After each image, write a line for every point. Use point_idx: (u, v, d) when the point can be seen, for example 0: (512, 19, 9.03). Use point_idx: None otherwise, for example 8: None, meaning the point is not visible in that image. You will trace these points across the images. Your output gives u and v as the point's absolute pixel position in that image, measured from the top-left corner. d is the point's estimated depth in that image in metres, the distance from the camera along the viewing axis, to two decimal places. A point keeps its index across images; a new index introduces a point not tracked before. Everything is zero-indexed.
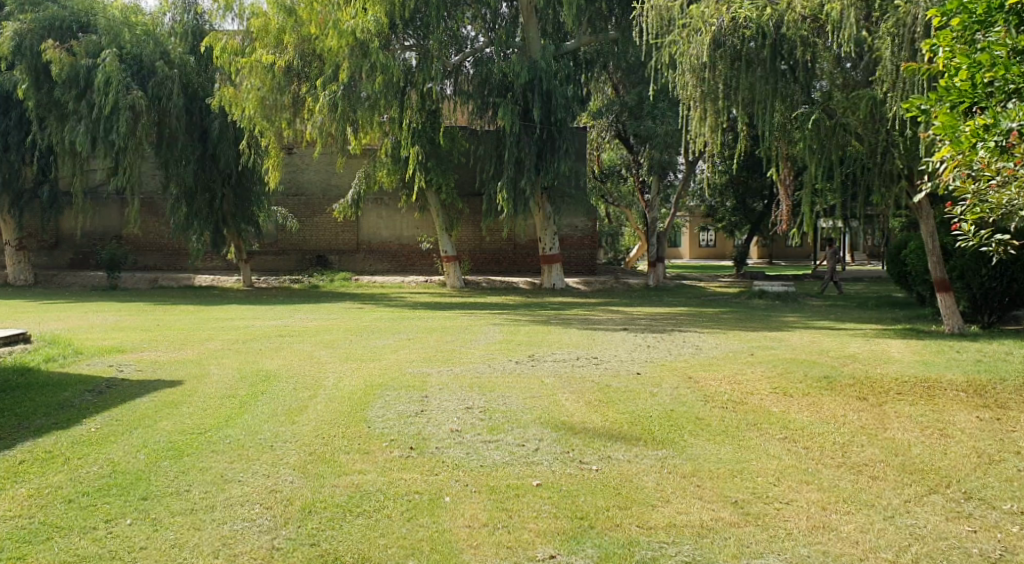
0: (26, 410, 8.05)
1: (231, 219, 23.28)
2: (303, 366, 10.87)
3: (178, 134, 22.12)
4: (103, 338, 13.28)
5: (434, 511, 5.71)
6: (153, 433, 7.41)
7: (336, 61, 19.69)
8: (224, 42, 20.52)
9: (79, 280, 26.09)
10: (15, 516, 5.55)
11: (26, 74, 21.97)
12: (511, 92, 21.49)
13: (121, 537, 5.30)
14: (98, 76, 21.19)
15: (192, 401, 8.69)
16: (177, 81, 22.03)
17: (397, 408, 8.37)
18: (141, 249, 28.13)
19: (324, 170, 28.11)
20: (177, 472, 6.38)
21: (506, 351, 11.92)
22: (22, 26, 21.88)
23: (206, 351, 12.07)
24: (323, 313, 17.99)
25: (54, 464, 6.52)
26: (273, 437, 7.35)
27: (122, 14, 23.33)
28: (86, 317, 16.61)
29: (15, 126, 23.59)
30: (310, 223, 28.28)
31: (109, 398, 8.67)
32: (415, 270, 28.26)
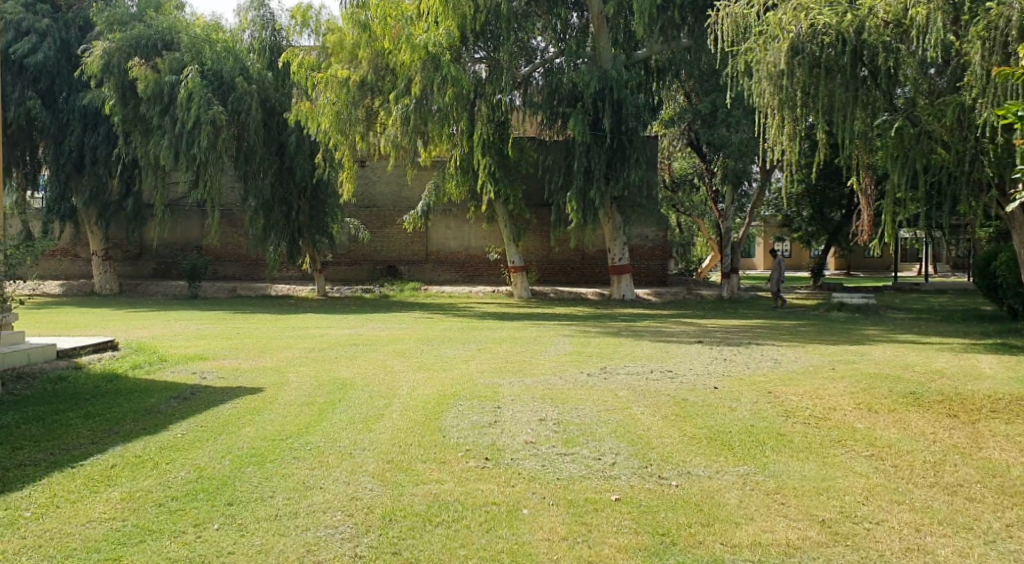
0: (116, 416, 8.31)
1: (306, 230, 23.94)
2: (377, 375, 10.97)
3: (257, 148, 22.70)
4: (186, 345, 13.69)
5: (513, 523, 5.69)
6: (237, 439, 7.57)
7: (408, 75, 19.85)
8: (301, 58, 21.08)
9: (162, 289, 26.87)
10: (110, 519, 5.71)
11: (113, 90, 22.80)
12: (582, 102, 21.49)
13: (210, 541, 5.40)
14: (180, 91, 21.75)
15: (273, 408, 8.86)
16: (256, 97, 22.58)
17: (470, 418, 8.40)
18: (220, 258, 28.89)
19: (395, 182, 28.57)
20: (260, 478, 6.50)
21: (579, 363, 11.86)
22: (111, 45, 22.68)
23: (285, 359, 12.28)
24: (395, 323, 18.21)
25: (144, 468, 6.70)
26: (351, 445, 7.46)
27: (204, 32, 23.53)
28: (169, 325, 17.11)
29: (103, 140, 24.79)
30: (380, 234, 28.68)
31: (193, 404, 8.91)
32: (482, 280, 28.41)
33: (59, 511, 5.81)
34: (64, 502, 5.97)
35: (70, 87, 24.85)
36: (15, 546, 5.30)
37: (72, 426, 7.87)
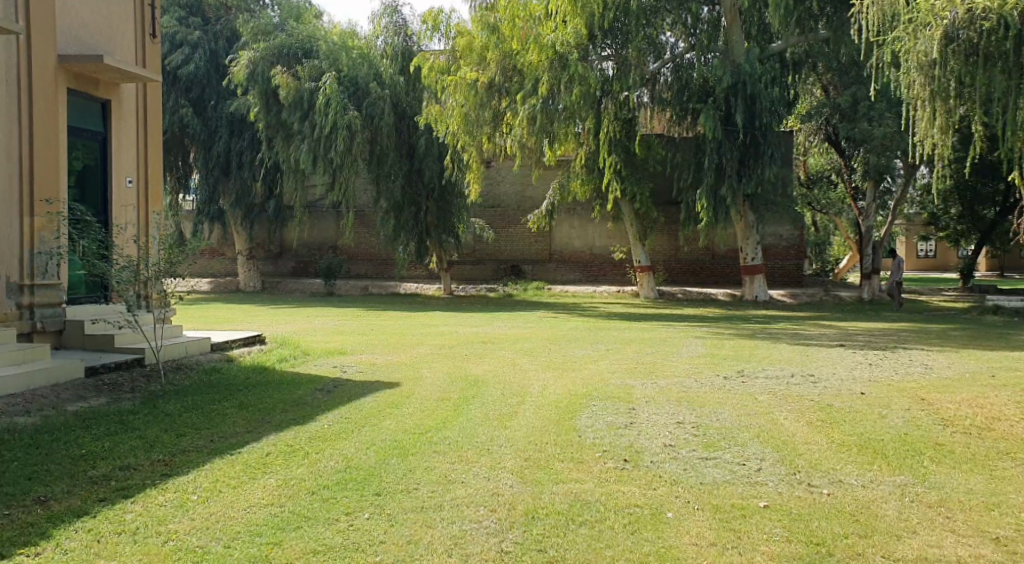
0: (267, 406, 8.71)
1: (433, 230, 24.26)
2: (508, 373, 11.05)
3: (388, 151, 23.35)
4: (325, 340, 14.19)
5: (659, 526, 5.61)
6: (379, 431, 7.78)
7: (536, 75, 19.94)
8: (431, 61, 21.64)
9: (300, 287, 27.95)
10: (268, 504, 5.97)
11: (257, 98, 24.05)
12: (713, 97, 21.01)
13: (361, 530, 5.56)
14: (319, 98, 22.67)
15: (411, 402, 9.07)
16: (389, 101, 23.23)
17: (605, 418, 8.35)
18: (353, 258, 29.82)
19: (520, 182, 28.73)
20: (404, 470, 6.66)
21: (713, 365, 11.61)
22: (255, 55, 23.84)
23: (419, 355, 12.55)
24: (522, 322, 18.31)
25: (296, 457, 6.98)
26: (490, 440, 7.54)
27: (341, 39, 24.41)
28: (307, 320, 17.79)
29: (248, 146, 26.27)
30: (506, 234, 28.93)
31: (337, 397, 9.23)
32: (607, 280, 28.28)
33: (222, 495, 6.12)
34: (226, 487, 6.28)
35: (218, 96, 26.30)
36: (185, 526, 5.60)
37: (229, 415, 8.28)
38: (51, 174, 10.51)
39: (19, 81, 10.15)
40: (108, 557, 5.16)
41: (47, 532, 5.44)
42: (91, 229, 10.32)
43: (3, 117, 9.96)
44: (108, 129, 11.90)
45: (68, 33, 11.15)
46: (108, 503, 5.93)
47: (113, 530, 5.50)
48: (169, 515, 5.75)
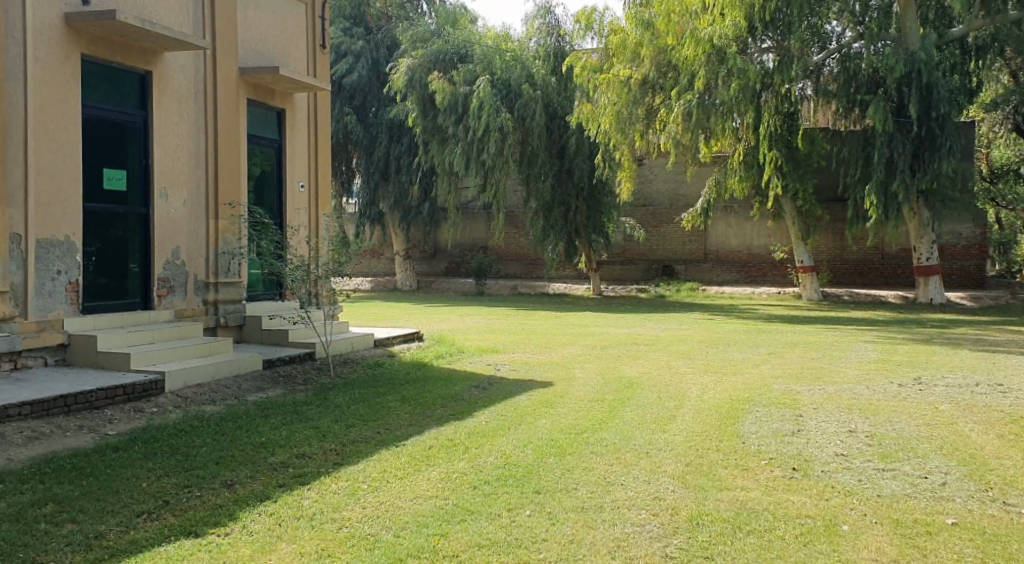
0: (427, 401, 8.91)
1: (583, 230, 24.27)
2: (664, 376, 10.84)
3: (539, 151, 23.44)
4: (479, 339, 14.41)
5: (834, 539, 5.34)
6: (536, 430, 7.82)
7: (692, 69, 19.57)
8: (584, 61, 21.55)
9: (452, 286, 28.55)
10: (433, 497, 6.10)
11: (415, 104, 24.72)
12: (884, 87, 19.94)
13: (524, 527, 5.59)
14: (473, 101, 23.03)
15: (565, 402, 9.05)
16: (540, 102, 23.37)
17: (771, 425, 8.03)
18: (504, 258, 30.17)
19: (673, 179, 28.20)
20: (562, 470, 6.65)
21: (885, 371, 10.97)
22: (414, 62, 24.62)
23: (572, 355, 12.54)
24: (675, 323, 17.98)
25: (457, 451, 7.11)
26: (648, 444, 7.42)
27: (495, 42, 24.97)
28: (462, 319, 18.16)
29: (406, 150, 27.02)
30: (658, 233, 28.49)
31: (492, 394, 9.35)
32: (766, 280, 27.20)
33: (389, 485, 6.31)
34: (393, 478, 6.46)
35: (379, 103, 27.27)
36: (357, 514, 5.80)
37: (392, 409, 8.53)
38: (233, 180, 11.23)
39: (205, 93, 10.88)
40: (289, 539, 5.41)
41: (234, 514, 5.77)
42: (268, 230, 10.62)
43: (191, 128, 10.69)
44: (283, 137, 12.56)
45: (248, 47, 11.85)
46: (286, 489, 6.23)
47: (292, 515, 5.77)
48: (341, 503, 5.97)
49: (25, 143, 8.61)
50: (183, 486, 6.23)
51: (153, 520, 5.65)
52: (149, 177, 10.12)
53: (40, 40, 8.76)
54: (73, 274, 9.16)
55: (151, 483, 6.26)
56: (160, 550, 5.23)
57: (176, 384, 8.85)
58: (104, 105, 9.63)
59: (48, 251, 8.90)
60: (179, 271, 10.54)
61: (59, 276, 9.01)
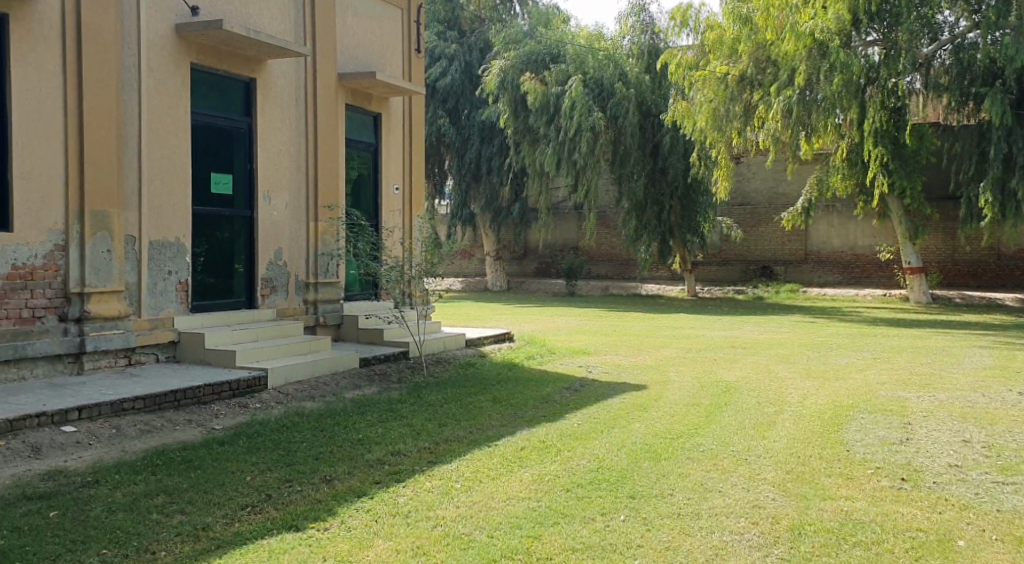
0: (519, 402, 8.91)
1: (677, 230, 23.91)
2: (762, 380, 10.56)
3: (632, 150, 23.19)
4: (571, 340, 14.35)
5: (948, 554, 5.09)
6: (630, 434, 7.72)
7: (792, 65, 18.95)
8: (679, 58, 21.17)
9: (543, 287, 28.54)
10: (526, 498, 6.08)
11: (507, 105, 24.81)
12: (1002, 79, 19.05)
13: (618, 532, 5.51)
14: (565, 101, 22.97)
15: (659, 406, 8.91)
16: (634, 100, 23.02)
17: (877, 433, 7.72)
18: (596, 259, 29.97)
19: (772, 178, 27.50)
20: (657, 475, 6.53)
21: (1000, 379, 10.41)
22: (506, 63, 24.79)
23: (666, 357, 12.35)
24: (774, 326, 17.53)
25: (549, 453, 7.08)
26: (746, 450, 7.23)
27: (588, 42, 24.86)
28: (554, 320, 18.12)
29: (497, 151, 27.12)
30: (755, 233, 27.82)
31: (585, 396, 9.28)
32: (871, 282, 26.26)
33: (483, 486, 6.33)
34: (486, 478, 6.48)
35: (471, 105, 27.45)
36: (451, 513, 5.83)
37: (484, 409, 8.56)
38: (332, 182, 11.49)
39: (306, 99, 11.17)
40: (385, 536, 5.47)
41: (332, 509, 5.88)
42: (365, 232, 10.95)
43: (292, 133, 10.99)
44: (380, 140, 12.78)
45: (347, 53, 12.09)
46: (383, 486, 6.31)
47: (388, 512, 5.84)
48: (436, 501, 6.02)
49: (139, 150, 9.00)
50: (284, 480, 6.39)
51: (256, 513, 5.81)
52: (253, 181, 10.44)
53: (153, 50, 9.14)
54: (183, 274, 9.54)
55: (254, 476, 6.44)
56: (264, 542, 5.37)
57: (277, 381, 9.10)
58: (213, 111, 9.98)
59: (160, 252, 9.28)
60: (281, 272, 10.86)
61: (170, 276, 9.39)
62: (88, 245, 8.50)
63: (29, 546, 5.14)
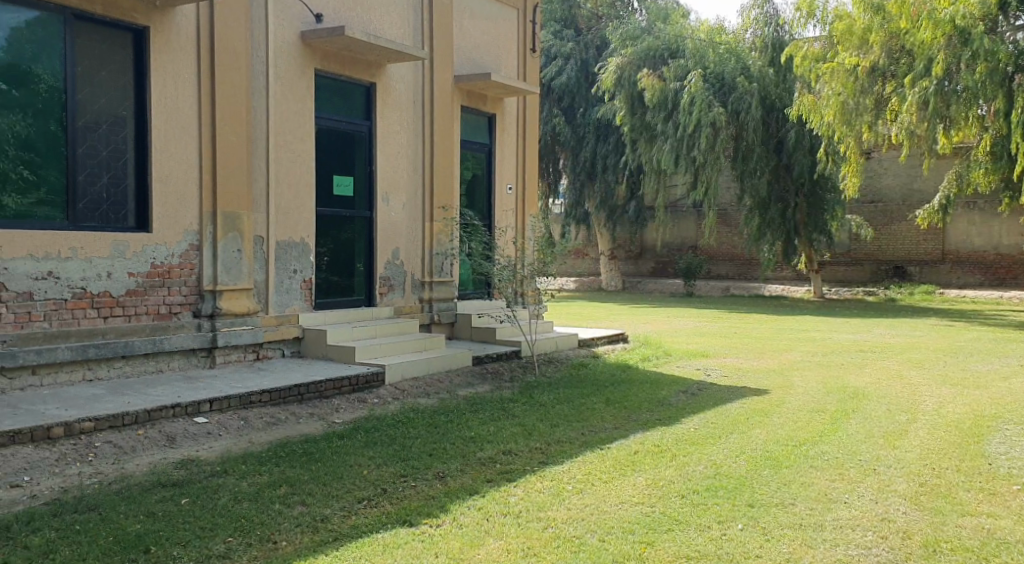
0: (634, 404, 8.78)
1: (803, 229, 23.09)
2: (894, 387, 10.04)
3: (754, 146, 22.50)
4: (689, 342, 14.05)
5: None
6: (749, 440, 7.48)
7: (929, 54, 17.94)
8: (805, 50, 20.55)
9: (660, 287, 28.13)
10: (640, 503, 5.97)
11: (624, 102, 24.56)
12: None
13: (735, 541, 5.34)
14: (684, 96, 22.51)
15: (781, 411, 8.60)
16: (757, 94, 22.32)
17: (1022, 446, 7.21)
18: (715, 258, 29.27)
19: (906, 174, 26.20)
20: (779, 484, 6.29)
21: None
22: (623, 60, 24.47)
23: (790, 361, 11.93)
24: (907, 329, 16.67)
25: (664, 458, 6.93)
26: (875, 460, 6.88)
27: (709, 36, 24.23)
28: (671, 320, 17.78)
29: (612, 149, 26.73)
30: (887, 232, 26.56)
31: (702, 400, 9.06)
32: (1015, 284, 24.70)
33: (596, 489, 6.25)
34: (599, 480, 6.41)
35: (587, 102, 27.37)
36: (562, 514, 5.79)
37: (598, 410, 8.48)
38: (447, 183, 11.66)
39: (424, 101, 11.35)
40: (496, 535, 5.48)
41: (446, 506, 5.94)
42: (479, 232, 11.07)
43: (410, 135, 11.20)
44: (494, 141, 12.86)
45: (463, 55, 12.23)
46: (495, 485, 6.33)
47: (499, 511, 5.85)
48: (547, 502, 5.99)
49: (266, 153, 9.35)
50: (400, 475, 6.50)
51: (372, 507, 5.93)
52: (373, 182, 10.68)
53: (280, 57, 9.49)
54: (307, 272, 9.86)
55: (371, 471, 6.57)
56: (378, 536, 5.47)
57: (394, 377, 9.29)
58: (335, 115, 10.26)
59: (286, 252, 9.62)
60: (399, 271, 11.08)
61: (295, 275, 9.72)
62: (220, 245, 8.90)
63: (163, 531, 5.38)
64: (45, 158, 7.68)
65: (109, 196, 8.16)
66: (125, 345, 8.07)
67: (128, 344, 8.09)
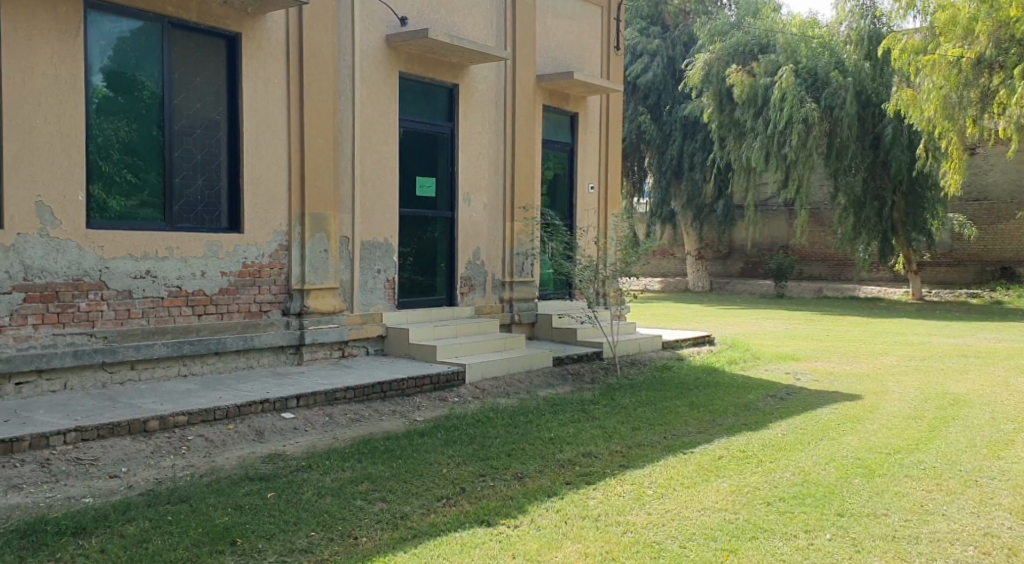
0: (718, 408, 8.58)
1: (901, 228, 22.23)
2: (997, 394, 9.54)
3: (849, 142, 21.75)
4: (778, 344, 13.68)
5: None
6: (840, 447, 7.23)
7: None
8: (904, 42, 19.51)
9: (750, 288, 27.52)
10: (723, 510, 5.82)
11: (712, 99, 24.09)
12: None
13: (823, 551, 5.15)
14: (775, 92, 21.92)
15: (874, 418, 8.28)
16: (852, 89, 21.67)
17: None
18: (807, 258, 28.43)
19: (1015, 170, 24.94)
20: (870, 493, 6.05)
21: None
22: (711, 56, 24.13)
23: (885, 366, 11.48)
24: (1013, 333, 15.85)
25: (749, 464, 6.76)
26: (977, 470, 6.55)
27: (801, 30, 23.59)
28: (760, 322, 17.36)
29: (699, 147, 26.29)
30: (993, 231, 25.33)
31: (790, 405, 8.79)
32: None
33: (676, 494, 6.13)
34: (680, 486, 6.28)
35: (673, 100, 27.05)
36: (642, 519, 5.70)
37: (681, 414, 8.32)
38: (529, 183, 11.67)
39: (506, 102, 11.38)
40: (574, 538, 5.43)
41: (524, 506, 5.92)
42: (559, 232, 11.06)
43: (492, 135, 11.24)
44: (576, 141, 12.79)
45: (547, 54, 12.20)
46: (574, 487, 6.28)
47: (578, 514, 5.80)
48: (627, 506, 5.91)
49: (352, 155, 9.52)
50: (478, 475, 6.51)
51: (450, 505, 5.95)
52: (455, 183, 10.77)
53: (366, 61, 9.64)
54: (390, 271, 10.01)
55: (450, 469, 6.61)
56: (456, 535, 5.49)
57: (475, 377, 9.32)
58: (419, 117, 10.38)
59: (370, 252, 9.78)
60: (480, 270, 11.14)
61: (379, 274, 9.88)
62: (307, 246, 9.11)
63: (249, 524, 5.52)
64: (146, 162, 7.97)
65: (203, 198, 8.42)
66: (218, 341, 8.33)
67: (220, 341, 8.34)
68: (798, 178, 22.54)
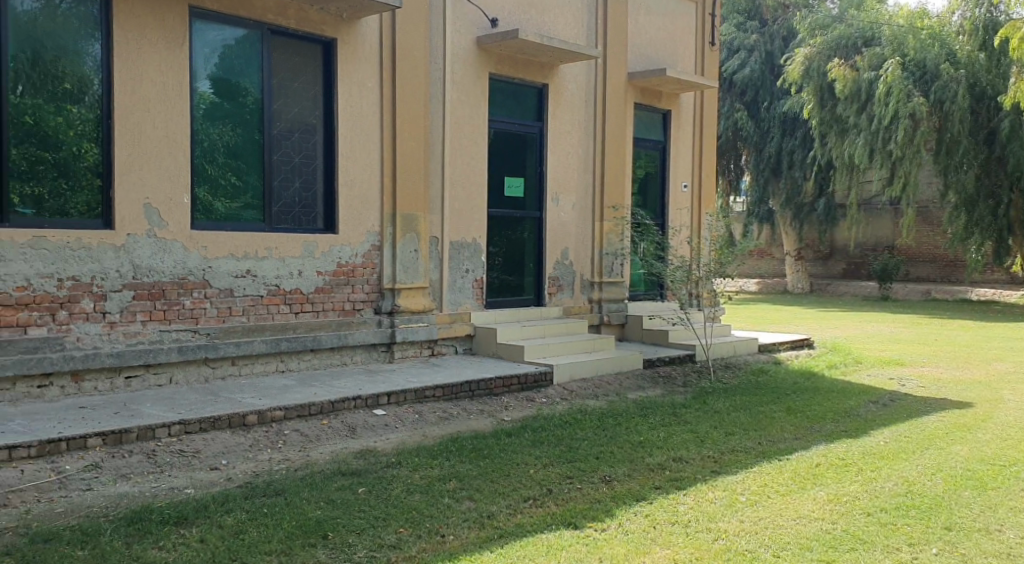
0: (817, 414, 8.29)
1: (1018, 227, 21.08)
2: None
3: (961, 138, 20.72)
4: (883, 349, 13.13)
5: None
6: (948, 456, 6.88)
7: None
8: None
9: (852, 290, 26.57)
10: (820, 520, 5.61)
11: (812, 95, 23.42)
12: None
13: None
14: (879, 86, 21.08)
15: (986, 427, 7.84)
16: (964, 82, 20.65)
17: None
18: (914, 259, 27.19)
19: None
20: (982, 507, 5.74)
21: None
22: (812, 51, 23.43)
23: (999, 373, 10.88)
24: None
25: (848, 472, 6.50)
26: None
27: (908, 21, 22.50)
28: (863, 326, 16.72)
29: (799, 144, 25.54)
30: None
31: (894, 412, 8.43)
32: None
33: (770, 502, 5.94)
34: (775, 494, 6.09)
35: (771, 96, 26.39)
36: (735, 527, 5.55)
37: (776, 419, 8.07)
38: (619, 183, 11.56)
39: (597, 101, 11.30)
40: (663, 544, 5.32)
41: (612, 510, 5.85)
42: (651, 232, 10.91)
43: (582, 135, 11.19)
44: (668, 139, 12.60)
45: (639, 52, 12.05)
46: (663, 492, 6.17)
47: (668, 519, 5.69)
48: (719, 513, 5.76)
49: (444, 157, 9.62)
50: (565, 476, 6.47)
51: (537, 506, 5.93)
52: (545, 183, 10.75)
53: (458, 63, 9.72)
54: (479, 271, 10.07)
55: (537, 470, 6.58)
56: (543, 536, 5.46)
57: (563, 377, 9.28)
58: (509, 118, 10.41)
59: (459, 252, 9.87)
60: (568, 271, 11.10)
61: (468, 274, 9.95)
62: (399, 246, 9.24)
63: (341, 518, 5.61)
64: (248, 165, 8.23)
65: (300, 200, 8.65)
66: (313, 338, 8.53)
67: (316, 338, 8.55)
68: (904, 175, 21.52)
